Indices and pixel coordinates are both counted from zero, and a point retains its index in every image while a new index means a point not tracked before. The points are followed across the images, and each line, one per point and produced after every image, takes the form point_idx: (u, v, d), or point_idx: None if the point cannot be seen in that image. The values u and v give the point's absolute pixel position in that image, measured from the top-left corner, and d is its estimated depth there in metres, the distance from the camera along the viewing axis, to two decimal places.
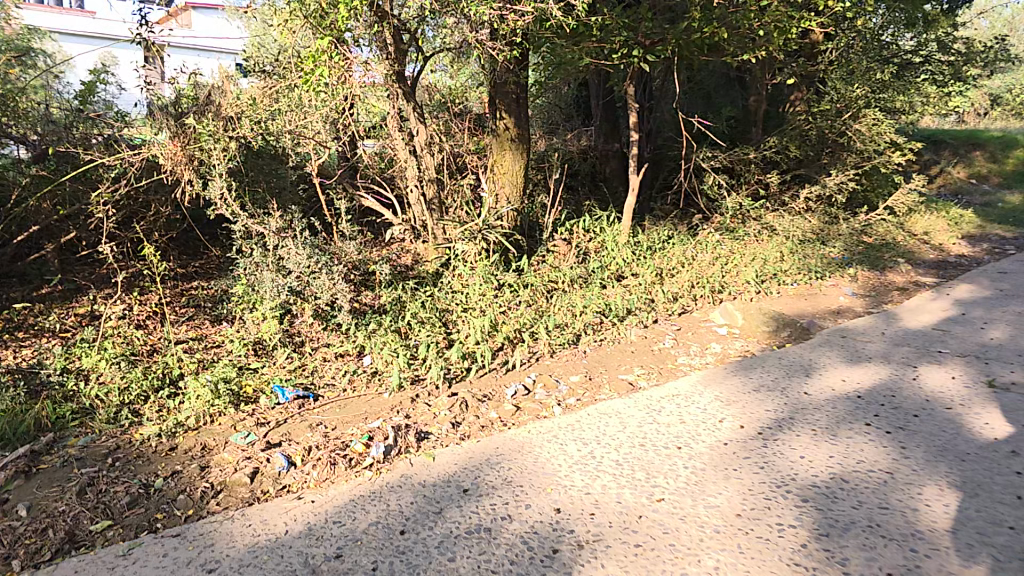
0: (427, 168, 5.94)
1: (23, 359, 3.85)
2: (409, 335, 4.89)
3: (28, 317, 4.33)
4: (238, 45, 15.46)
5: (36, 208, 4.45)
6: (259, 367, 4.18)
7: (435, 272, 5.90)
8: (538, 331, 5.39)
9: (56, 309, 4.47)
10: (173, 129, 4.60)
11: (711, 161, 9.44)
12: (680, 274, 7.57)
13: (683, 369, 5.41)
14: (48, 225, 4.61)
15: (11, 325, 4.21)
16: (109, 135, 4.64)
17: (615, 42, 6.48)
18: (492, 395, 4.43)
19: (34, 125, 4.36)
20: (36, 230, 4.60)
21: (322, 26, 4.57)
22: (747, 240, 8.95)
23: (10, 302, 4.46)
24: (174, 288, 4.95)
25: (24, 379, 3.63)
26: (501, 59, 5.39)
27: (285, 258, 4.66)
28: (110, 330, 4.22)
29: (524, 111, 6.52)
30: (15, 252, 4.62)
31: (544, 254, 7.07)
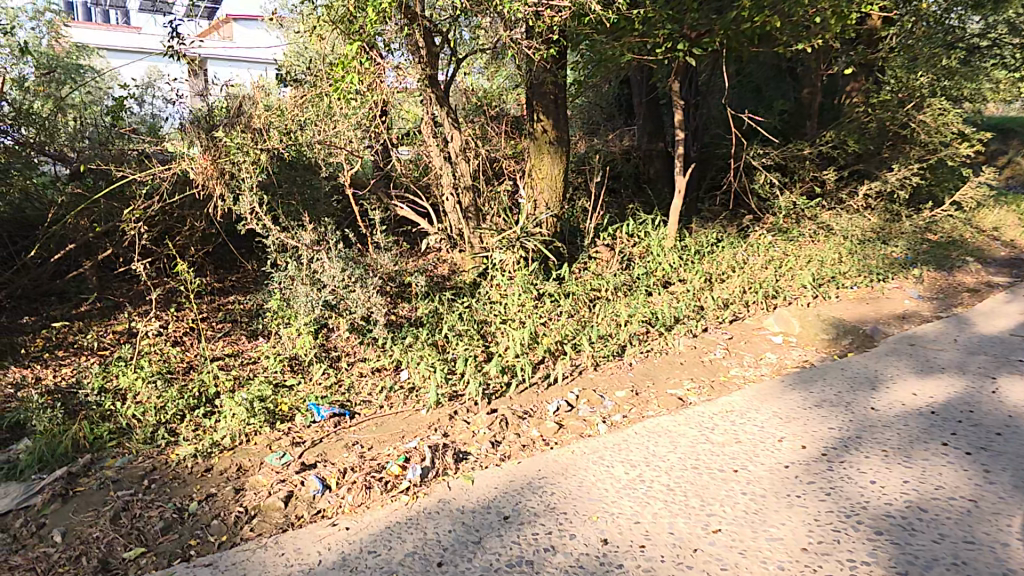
0: (463, 175, 5.79)
1: (62, 378, 3.86)
2: (447, 349, 4.75)
3: (67, 335, 4.33)
4: (269, 54, 15.94)
5: (74, 226, 4.49)
6: (294, 384, 4.10)
7: (473, 283, 5.75)
8: (581, 342, 5.16)
9: (94, 327, 4.47)
10: (204, 143, 4.53)
11: (762, 158, 8.97)
12: (730, 280, 7.19)
13: (737, 383, 5.07)
14: (86, 242, 4.65)
15: (52, 343, 4.23)
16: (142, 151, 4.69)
17: (658, 36, 6.20)
18: (534, 411, 4.23)
19: (71, 142, 4.49)
20: (74, 247, 4.62)
21: (355, 31, 4.50)
22: (803, 241, 8.47)
23: (49, 320, 4.46)
24: (211, 303, 4.93)
25: (62, 399, 3.62)
26: (538, 57, 5.21)
27: (320, 272, 4.59)
28: (148, 347, 4.21)
29: (563, 111, 6.29)
30: (55, 270, 4.66)
31: (586, 261, 6.83)
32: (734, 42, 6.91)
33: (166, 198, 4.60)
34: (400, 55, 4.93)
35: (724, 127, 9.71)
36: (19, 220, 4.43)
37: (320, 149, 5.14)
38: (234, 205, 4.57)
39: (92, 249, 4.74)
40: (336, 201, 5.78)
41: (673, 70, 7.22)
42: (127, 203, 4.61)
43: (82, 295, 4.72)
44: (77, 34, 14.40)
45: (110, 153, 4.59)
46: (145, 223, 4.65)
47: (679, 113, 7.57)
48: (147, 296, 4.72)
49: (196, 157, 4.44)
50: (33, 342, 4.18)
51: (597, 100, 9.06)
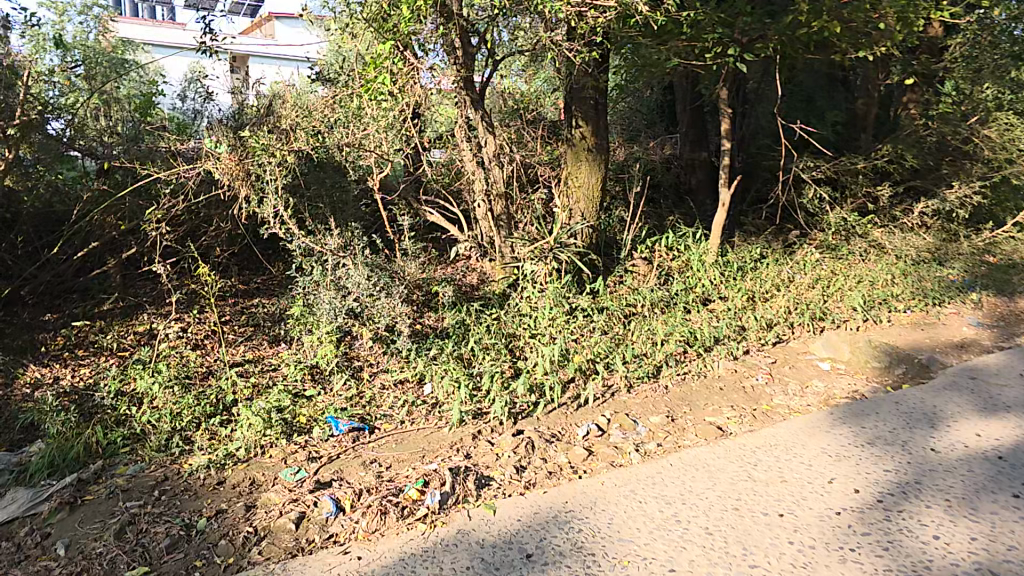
0: (497, 181, 5.58)
1: (79, 380, 3.79)
2: (472, 362, 4.54)
3: (88, 334, 4.27)
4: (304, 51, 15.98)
5: (101, 222, 4.45)
6: (314, 395, 3.95)
7: (502, 294, 5.53)
8: (614, 361, 4.90)
9: (117, 326, 4.40)
10: (230, 142, 4.41)
11: (812, 171, 8.51)
12: (773, 300, 6.81)
13: (780, 414, 4.73)
14: (112, 239, 4.59)
15: (72, 343, 4.18)
16: (172, 149, 4.56)
17: (707, 40, 5.87)
18: (562, 435, 4.01)
19: (98, 136, 4.47)
20: (100, 244, 4.58)
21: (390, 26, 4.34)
22: (852, 260, 7.99)
23: (73, 318, 4.45)
24: (235, 305, 4.81)
25: (78, 403, 3.54)
26: (579, 61, 4.99)
27: (345, 278, 4.44)
28: (167, 349, 4.12)
29: (603, 117, 6.06)
30: (80, 266, 4.61)
31: (622, 274, 6.52)
32: (787, 49, 6.54)
33: (190, 198, 4.50)
34: (434, 54, 4.77)
35: (772, 138, 9.28)
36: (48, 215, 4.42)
37: (348, 151, 4.99)
38: (258, 208, 4.43)
39: (118, 247, 4.69)
40: (365, 205, 5.64)
41: (723, 76, 6.89)
42: (154, 202, 4.53)
43: (108, 292, 4.67)
44: (122, 30, 14.73)
45: (140, 150, 4.53)
46: (169, 223, 4.58)
47: (725, 121, 7.20)
48: (170, 297, 4.63)
49: (222, 156, 4.32)
50: (54, 340, 4.18)
51: (638, 106, 8.79)
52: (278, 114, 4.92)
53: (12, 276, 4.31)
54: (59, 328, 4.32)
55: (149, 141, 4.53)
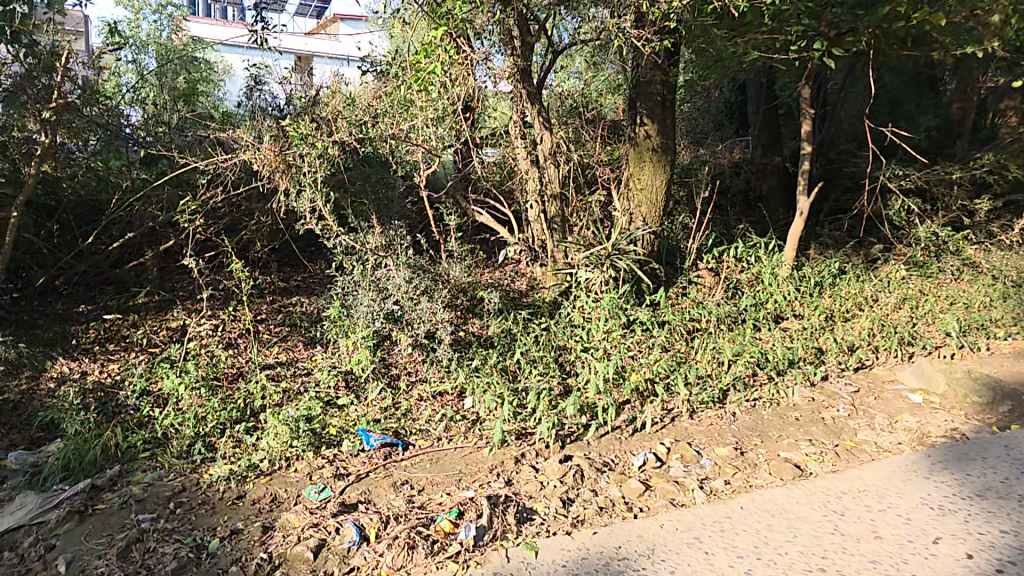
0: (552, 181, 5.18)
1: (106, 377, 3.64)
2: (518, 376, 4.16)
3: (120, 329, 4.12)
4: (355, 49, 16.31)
5: (140, 212, 4.39)
6: (347, 404, 3.66)
7: (554, 302, 5.11)
8: (675, 382, 4.44)
9: (150, 320, 4.23)
10: (272, 132, 4.23)
11: (900, 180, 7.72)
12: (854, 321, 6.13)
13: (867, 453, 4.14)
14: (150, 230, 4.48)
15: (104, 337, 4.04)
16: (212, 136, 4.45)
17: (790, 33, 5.29)
18: (615, 464, 3.60)
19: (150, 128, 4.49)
20: (139, 234, 4.46)
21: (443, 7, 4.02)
22: (945, 279, 7.14)
23: (106, 311, 4.32)
24: (272, 303, 4.56)
25: (101, 402, 3.37)
26: (649, 51, 4.54)
27: (386, 279, 4.16)
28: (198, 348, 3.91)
29: (671, 115, 5.56)
30: (117, 257, 4.48)
31: (685, 285, 5.97)
32: (881, 44, 5.87)
33: (228, 190, 4.38)
34: (494, 50, 4.51)
35: (854, 143, 8.50)
36: (90, 205, 4.36)
37: (394, 144, 4.67)
38: (297, 201, 4.21)
39: (157, 238, 4.58)
40: (412, 203, 5.35)
41: (805, 74, 6.27)
42: (195, 193, 4.45)
43: (144, 284, 4.52)
44: (192, 27, 15.23)
45: (184, 142, 4.49)
46: (207, 216, 4.46)
47: (806, 123, 6.55)
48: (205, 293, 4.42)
49: (261, 146, 4.19)
50: (86, 333, 4.05)
51: (708, 106, 8.13)
52: (324, 104, 4.68)
53: (48, 265, 4.20)
54: (93, 320, 4.18)
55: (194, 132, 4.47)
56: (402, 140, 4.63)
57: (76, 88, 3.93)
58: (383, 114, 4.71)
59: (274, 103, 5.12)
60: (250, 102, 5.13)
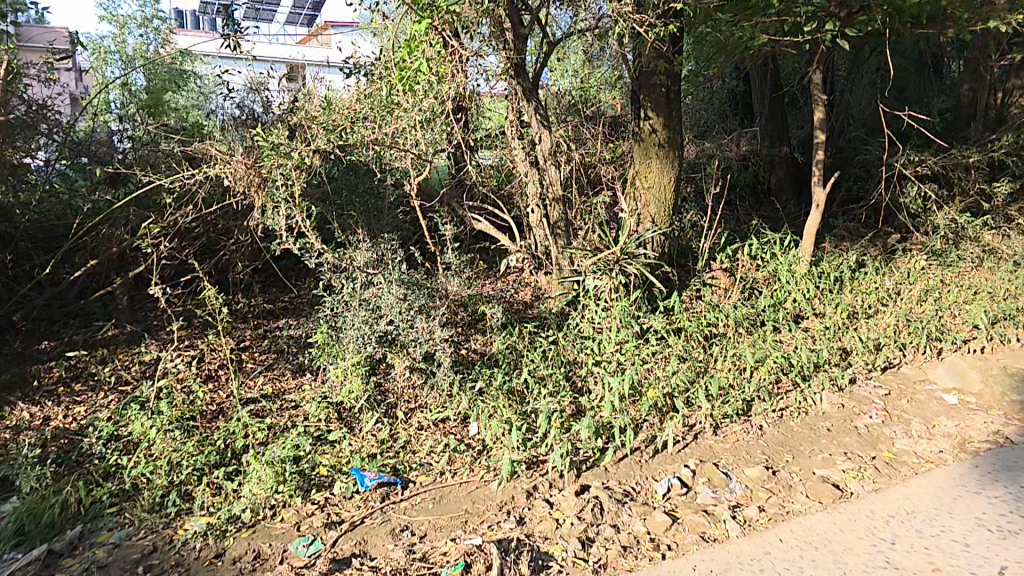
0: (554, 184, 4.80)
1: (71, 422, 3.33)
2: (527, 398, 3.82)
3: (88, 365, 3.79)
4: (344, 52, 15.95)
5: (108, 235, 4.05)
6: (339, 439, 3.32)
7: (561, 313, 4.76)
8: (696, 396, 4.11)
9: (120, 355, 3.89)
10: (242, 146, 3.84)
11: (917, 166, 7.37)
12: (878, 317, 5.79)
13: (908, 465, 3.79)
14: (120, 255, 4.15)
15: (69, 375, 3.71)
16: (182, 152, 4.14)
17: (800, 15, 4.96)
18: (637, 493, 3.26)
19: (110, 146, 4.19)
20: (105, 261, 4.12)
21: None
22: (969, 267, 6.78)
23: (72, 345, 3.99)
24: (256, 328, 4.21)
25: (60, 453, 3.04)
26: (654, 35, 4.24)
27: (378, 299, 3.82)
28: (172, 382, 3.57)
29: (678, 106, 5.22)
30: (83, 286, 4.17)
31: (699, 287, 5.63)
32: (893, 23, 5.54)
33: (197, 210, 4.02)
34: (488, 46, 4.18)
35: (864, 130, 8.25)
36: (51, 229, 4.03)
37: (377, 150, 4.38)
38: (276, 218, 3.86)
39: (129, 263, 4.25)
40: (404, 213, 5.02)
41: (818, 58, 5.94)
42: (161, 213, 4.08)
43: (114, 316, 4.18)
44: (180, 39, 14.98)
45: (149, 159, 4.18)
46: (181, 238, 4.13)
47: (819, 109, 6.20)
48: (181, 321, 4.08)
49: (232, 159, 3.70)
50: (49, 373, 3.72)
51: (710, 99, 7.79)
52: (314, 118, 4.46)
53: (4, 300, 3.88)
54: (55, 359, 3.84)
55: (161, 147, 4.15)
56: (386, 146, 4.33)
57: (22, 104, 3.75)
58: (363, 119, 4.41)
59: (250, 109, 4.86)
60: (223, 107, 4.85)
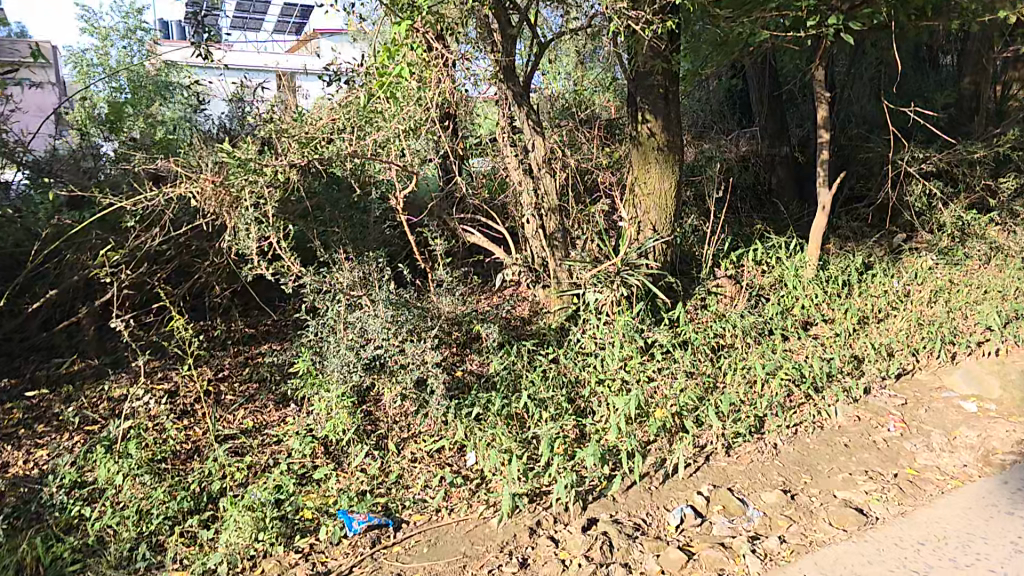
0: (549, 192, 4.54)
1: (32, 468, 3.11)
2: (527, 423, 3.58)
3: (52, 404, 3.55)
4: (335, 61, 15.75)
5: (71, 262, 3.78)
6: (326, 476, 3.09)
7: (561, 328, 4.54)
8: (706, 414, 3.87)
9: (85, 392, 3.63)
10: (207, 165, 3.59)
11: (921, 163, 7.17)
12: (889, 321, 5.56)
13: (933, 483, 3.55)
14: (81, 284, 3.85)
15: (29, 416, 3.47)
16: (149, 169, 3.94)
17: (800, 9, 4.75)
18: (648, 526, 3.03)
19: (75, 169, 4.06)
20: (67, 290, 3.82)
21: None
22: (978, 266, 6.58)
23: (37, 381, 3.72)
24: (238, 356, 3.97)
25: (18, 505, 2.80)
26: (649, 34, 4.01)
27: (365, 323, 3.60)
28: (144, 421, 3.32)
29: (675, 108, 5.00)
30: (47, 317, 3.83)
31: (703, 296, 5.40)
32: (896, 16, 5.34)
33: (163, 231, 3.75)
34: (476, 52, 4.00)
35: (863, 127, 8.06)
36: (7, 258, 3.66)
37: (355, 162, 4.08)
38: (248, 239, 3.61)
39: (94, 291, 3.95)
40: (392, 228, 4.78)
41: (819, 53, 5.73)
42: (122, 237, 3.79)
43: (79, 349, 3.87)
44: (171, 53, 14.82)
45: (107, 180, 4.01)
46: (151, 261, 3.89)
47: (820, 108, 5.99)
48: (153, 352, 3.83)
49: (199, 177, 3.49)
50: (9, 414, 3.46)
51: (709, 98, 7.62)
52: (284, 124, 4.14)
53: None
54: (12, 401, 3.55)
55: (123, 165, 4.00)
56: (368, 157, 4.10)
57: None
58: (340, 130, 4.14)
59: (223, 127, 4.66)
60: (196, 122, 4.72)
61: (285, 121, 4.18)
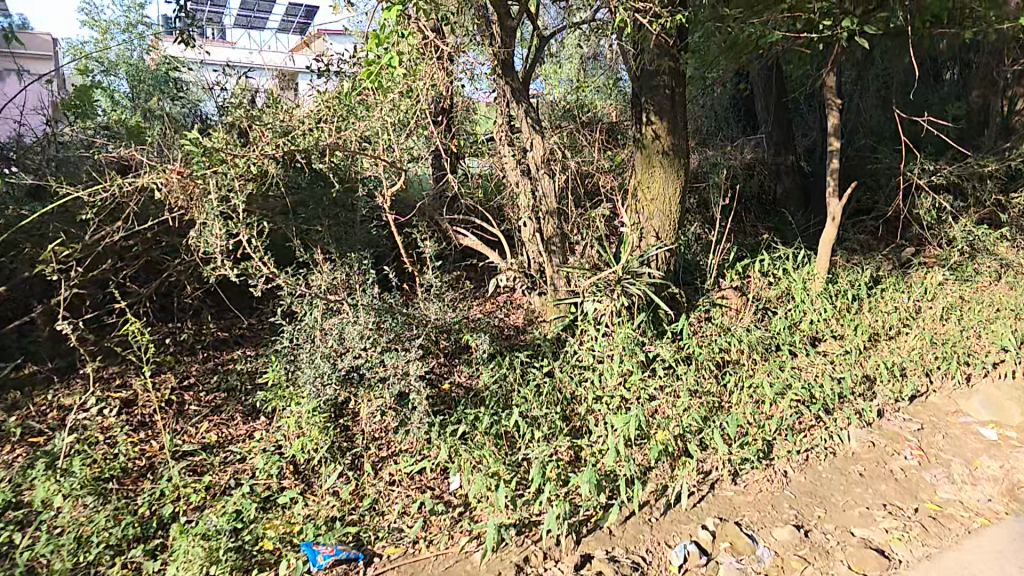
0: (547, 195, 4.25)
1: None
2: (517, 444, 3.29)
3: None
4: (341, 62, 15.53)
5: (28, 255, 3.47)
6: (294, 501, 2.80)
7: (556, 339, 4.24)
8: (712, 437, 3.57)
9: (33, 400, 3.32)
10: (173, 157, 3.33)
11: (933, 176, 6.91)
12: (901, 339, 5.27)
13: (957, 520, 3.26)
14: (37, 279, 3.56)
15: None
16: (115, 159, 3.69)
17: (814, 11, 4.46)
18: (648, 564, 2.75)
19: (38, 158, 3.79)
20: (22, 288, 3.52)
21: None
22: (991, 283, 6.30)
23: None
24: (206, 363, 3.67)
25: None
26: (658, 26, 3.72)
27: (343, 331, 3.33)
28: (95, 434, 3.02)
29: (682, 110, 4.72)
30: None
31: (707, 308, 5.10)
32: (915, 21, 5.08)
33: (127, 225, 3.46)
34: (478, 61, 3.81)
35: (872, 138, 7.81)
36: None
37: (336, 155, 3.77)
38: (213, 236, 3.32)
39: (53, 288, 3.66)
40: (378, 229, 4.50)
41: (833, 58, 5.45)
42: (82, 231, 3.50)
43: (30, 351, 3.54)
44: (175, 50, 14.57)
45: (71, 170, 3.76)
46: (117, 257, 3.60)
47: (832, 115, 5.72)
48: (110, 355, 3.53)
49: (166, 168, 3.18)
50: None
51: (715, 103, 7.38)
52: (257, 110, 3.80)
53: None
54: None
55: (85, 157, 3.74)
56: (351, 151, 3.83)
57: None
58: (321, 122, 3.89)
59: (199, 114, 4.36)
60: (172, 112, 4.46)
61: (258, 106, 3.86)
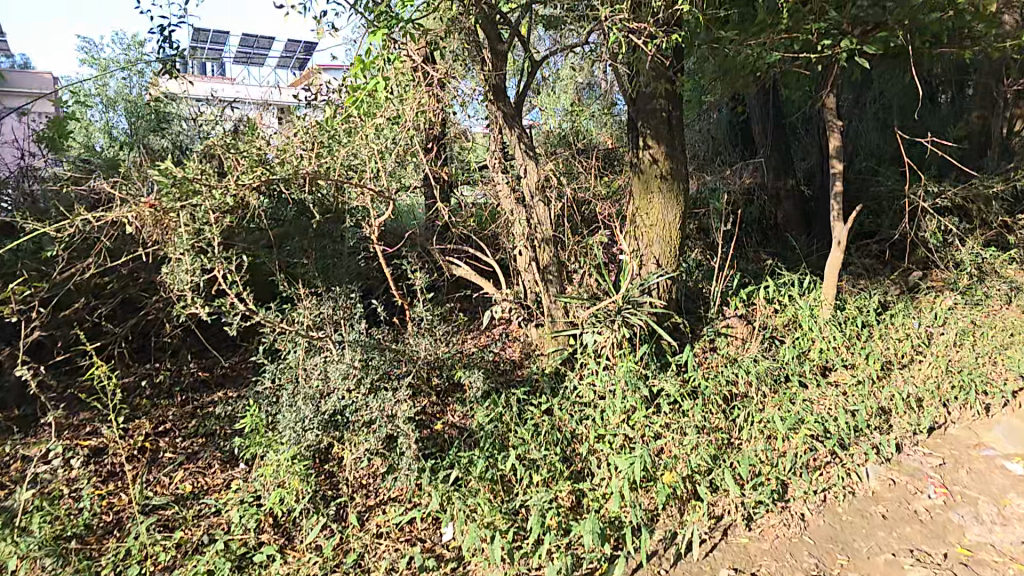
0: (543, 223, 4.10)
1: None
2: (514, 490, 3.07)
3: None
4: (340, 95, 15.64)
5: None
6: (272, 559, 2.58)
7: (555, 373, 4.05)
8: (722, 478, 3.34)
9: None
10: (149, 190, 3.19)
11: (937, 199, 6.78)
12: (915, 366, 5.06)
13: (991, 567, 3.02)
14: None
15: None
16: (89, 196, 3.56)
17: (812, 31, 4.34)
18: None
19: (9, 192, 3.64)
20: None
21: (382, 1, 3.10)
22: (1002, 307, 6.11)
23: None
24: (184, 407, 3.50)
25: None
26: (653, 48, 3.61)
27: (326, 371, 3.14)
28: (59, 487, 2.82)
29: (678, 135, 4.61)
30: None
31: (713, 338, 4.90)
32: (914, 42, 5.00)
33: (98, 260, 3.30)
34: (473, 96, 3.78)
35: (873, 161, 7.71)
36: None
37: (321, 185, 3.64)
38: (190, 272, 3.16)
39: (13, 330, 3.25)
40: (368, 261, 4.35)
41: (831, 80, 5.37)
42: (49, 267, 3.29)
43: None
44: None
45: (36, 208, 3.60)
46: (91, 296, 3.44)
47: (832, 138, 5.62)
48: (80, 401, 3.34)
49: (138, 201, 3.05)
50: None
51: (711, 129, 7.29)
52: (240, 141, 3.68)
53: None
54: None
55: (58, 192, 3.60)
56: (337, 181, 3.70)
57: None
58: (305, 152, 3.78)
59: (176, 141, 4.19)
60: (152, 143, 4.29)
61: (240, 136, 3.74)
